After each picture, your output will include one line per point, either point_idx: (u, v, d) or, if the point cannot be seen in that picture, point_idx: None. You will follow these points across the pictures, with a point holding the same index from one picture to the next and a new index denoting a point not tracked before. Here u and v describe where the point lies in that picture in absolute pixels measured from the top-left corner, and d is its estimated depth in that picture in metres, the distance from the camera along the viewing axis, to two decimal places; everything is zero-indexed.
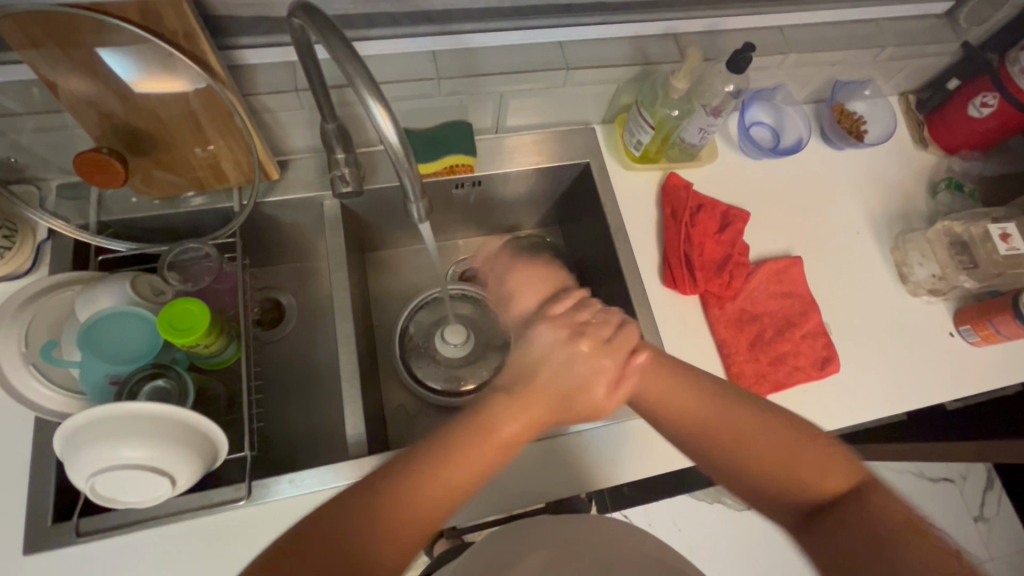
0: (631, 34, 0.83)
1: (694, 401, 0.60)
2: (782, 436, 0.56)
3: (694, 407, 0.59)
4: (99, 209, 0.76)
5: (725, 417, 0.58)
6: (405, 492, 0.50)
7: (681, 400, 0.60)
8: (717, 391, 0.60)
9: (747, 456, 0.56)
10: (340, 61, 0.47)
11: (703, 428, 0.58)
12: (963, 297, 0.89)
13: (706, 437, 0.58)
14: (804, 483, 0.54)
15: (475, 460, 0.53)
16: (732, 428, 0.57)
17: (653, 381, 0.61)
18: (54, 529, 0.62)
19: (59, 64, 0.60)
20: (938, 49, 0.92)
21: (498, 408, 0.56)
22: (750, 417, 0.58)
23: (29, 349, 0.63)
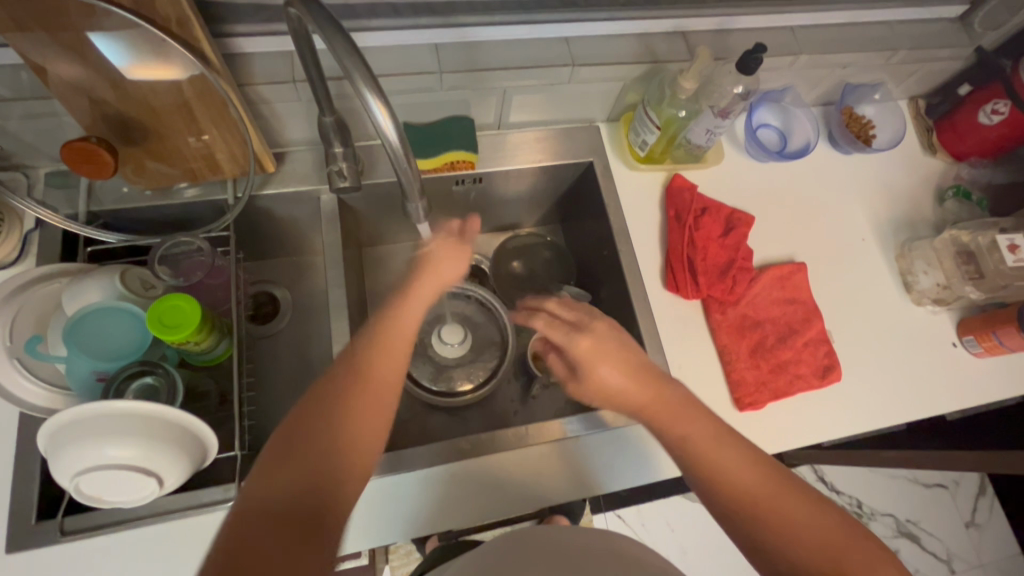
0: (640, 30, 0.81)
1: (749, 472, 0.59)
2: (828, 522, 0.57)
3: (750, 478, 0.59)
4: (89, 198, 0.74)
5: (778, 493, 0.58)
6: (337, 433, 0.53)
7: (737, 471, 0.59)
8: (773, 466, 0.60)
9: (794, 535, 0.55)
10: (338, 53, 0.44)
11: (756, 501, 0.57)
12: (967, 307, 0.88)
13: (755, 510, 0.57)
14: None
15: (382, 397, 0.57)
16: (775, 504, 0.57)
17: (703, 439, 0.61)
18: (38, 527, 0.60)
19: (48, 49, 0.58)
20: (951, 54, 0.90)
21: (376, 354, 0.59)
22: (799, 496, 0.58)
23: (14, 343, 0.61)
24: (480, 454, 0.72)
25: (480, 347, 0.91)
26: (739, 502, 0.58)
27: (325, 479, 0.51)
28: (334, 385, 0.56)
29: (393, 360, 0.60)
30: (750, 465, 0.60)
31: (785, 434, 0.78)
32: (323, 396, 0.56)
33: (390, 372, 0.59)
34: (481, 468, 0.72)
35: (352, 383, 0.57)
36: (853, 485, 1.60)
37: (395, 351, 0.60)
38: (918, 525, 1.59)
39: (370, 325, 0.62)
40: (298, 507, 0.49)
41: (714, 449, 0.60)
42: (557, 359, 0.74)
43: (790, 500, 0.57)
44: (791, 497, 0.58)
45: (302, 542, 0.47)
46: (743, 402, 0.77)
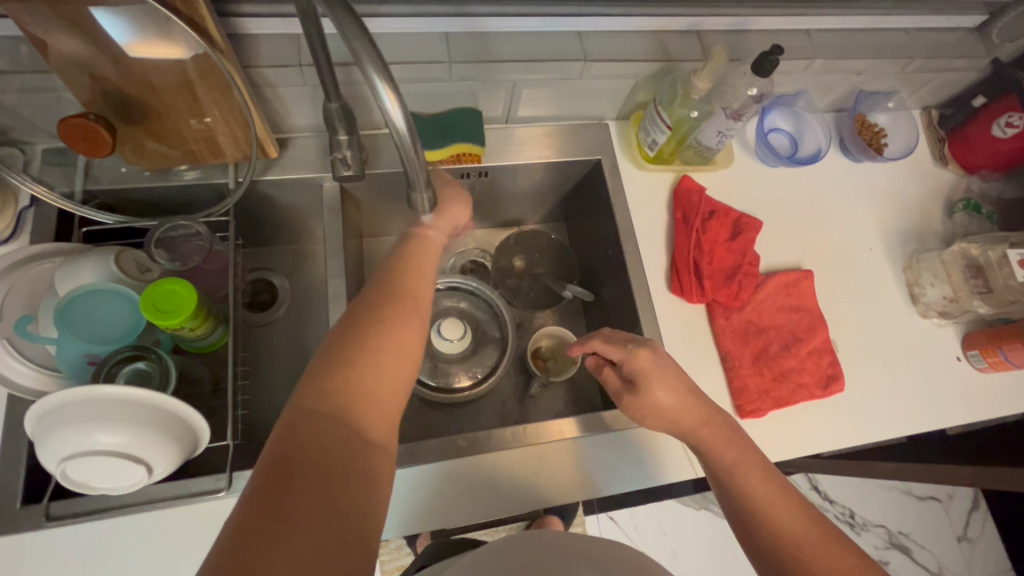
0: (654, 28, 0.79)
1: (807, 532, 0.59)
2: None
3: (800, 530, 0.59)
4: (86, 177, 0.72)
5: (833, 556, 0.57)
6: (382, 343, 0.53)
7: (787, 520, 0.60)
8: (820, 517, 0.61)
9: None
10: (345, 34, 0.42)
11: (809, 557, 0.57)
12: (973, 321, 0.87)
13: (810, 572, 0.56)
14: None
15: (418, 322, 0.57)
16: (818, 551, 0.58)
17: (761, 490, 0.62)
18: (23, 511, 0.59)
19: (48, 22, 0.56)
20: (967, 64, 0.89)
21: (406, 284, 0.59)
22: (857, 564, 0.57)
23: (4, 323, 0.59)
24: (475, 452, 0.71)
25: (480, 344, 0.90)
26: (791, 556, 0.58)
27: (372, 390, 0.51)
28: (371, 308, 0.56)
29: (421, 291, 0.60)
30: (802, 519, 0.60)
31: (785, 443, 0.77)
32: (363, 316, 0.55)
33: (421, 304, 0.59)
34: (475, 466, 0.71)
35: (389, 307, 0.56)
36: (846, 494, 1.59)
37: (421, 285, 0.61)
38: (909, 537, 1.59)
39: (392, 261, 0.62)
40: (334, 460, 0.45)
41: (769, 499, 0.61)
42: (612, 372, 0.70)
43: (833, 554, 0.57)
44: (834, 551, 0.58)
45: (354, 445, 0.47)
46: (745, 410, 0.76)
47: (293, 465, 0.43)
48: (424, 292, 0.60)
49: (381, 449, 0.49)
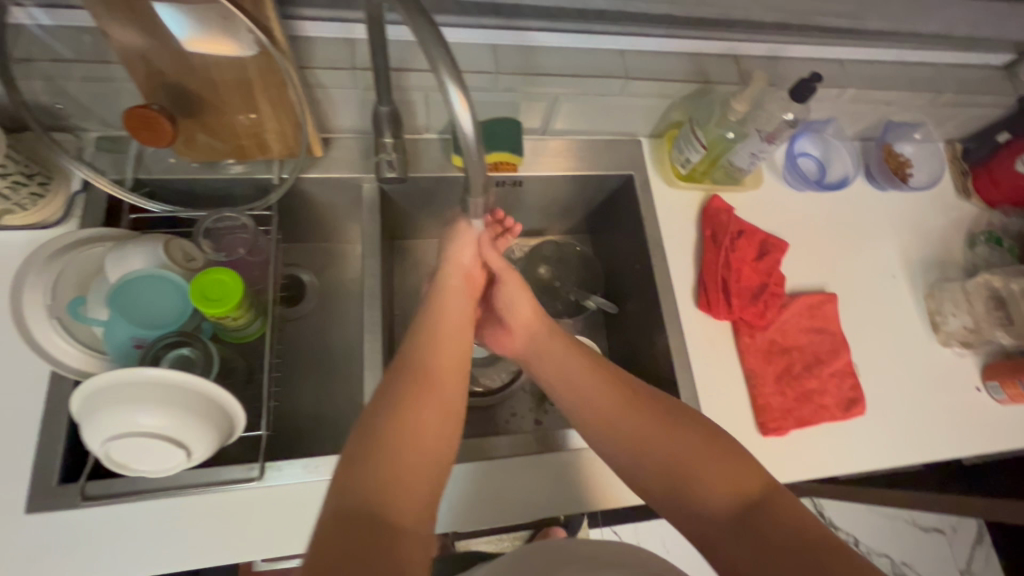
0: (694, 50, 0.82)
1: (659, 433, 0.60)
2: (749, 479, 0.56)
3: (607, 402, 0.63)
4: (136, 164, 0.74)
5: (693, 453, 0.58)
6: (409, 417, 0.56)
7: (595, 394, 0.64)
8: (633, 391, 0.64)
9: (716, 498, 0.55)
10: (423, 43, 0.45)
11: (675, 463, 0.58)
12: (993, 352, 0.88)
13: (681, 484, 0.57)
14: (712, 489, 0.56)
15: (439, 394, 0.59)
16: (619, 417, 0.62)
17: (609, 406, 0.63)
18: (59, 490, 0.60)
19: (118, 16, 0.58)
20: (993, 101, 0.91)
21: (426, 356, 0.62)
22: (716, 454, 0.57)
23: (56, 304, 0.61)
24: (500, 455, 0.73)
25: None
26: (658, 471, 0.59)
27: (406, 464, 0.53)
28: (389, 389, 0.59)
29: (444, 362, 0.63)
30: (653, 423, 0.61)
31: (805, 463, 0.77)
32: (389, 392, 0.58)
33: (444, 375, 0.61)
34: (502, 469, 0.73)
35: (406, 385, 0.59)
36: (851, 521, 1.59)
37: (443, 355, 0.63)
38: (913, 568, 1.58)
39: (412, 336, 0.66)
40: (365, 544, 0.46)
41: (620, 415, 0.63)
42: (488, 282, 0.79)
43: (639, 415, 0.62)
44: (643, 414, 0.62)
45: (387, 530, 0.47)
46: (768, 428, 0.77)
47: (327, 559, 0.44)
48: (448, 363, 0.63)
49: (410, 534, 0.49)
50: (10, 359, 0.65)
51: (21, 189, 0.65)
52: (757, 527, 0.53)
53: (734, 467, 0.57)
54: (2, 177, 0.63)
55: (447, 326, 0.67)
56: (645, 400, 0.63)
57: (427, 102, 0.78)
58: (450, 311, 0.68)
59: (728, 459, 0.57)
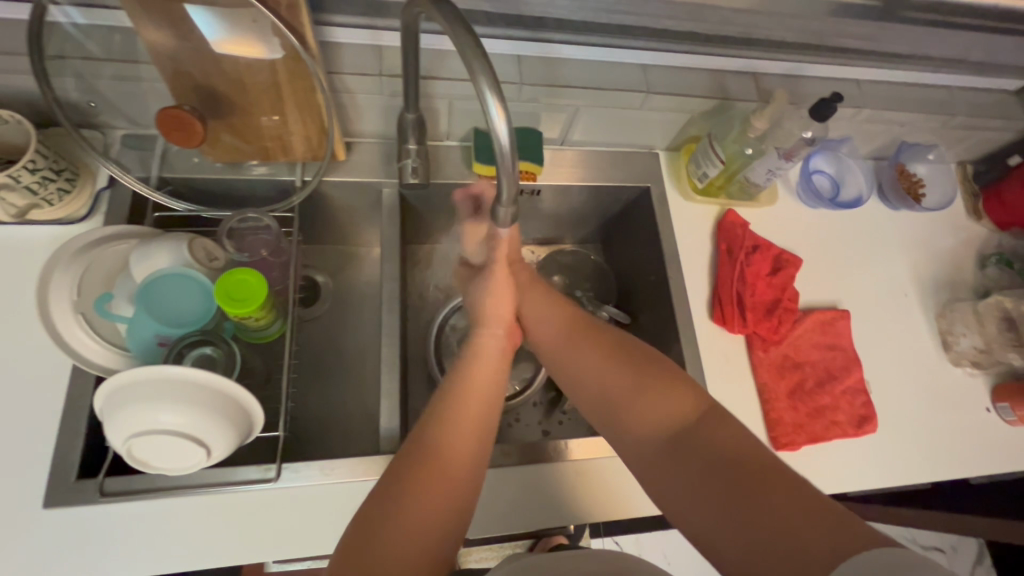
0: (715, 67, 0.83)
1: (602, 361, 0.62)
2: (684, 401, 0.56)
3: (556, 330, 0.67)
4: (161, 164, 0.75)
5: (635, 386, 0.58)
6: (412, 500, 0.51)
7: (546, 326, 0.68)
8: (583, 323, 0.67)
9: (652, 426, 0.56)
10: (463, 55, 0.46)
11: (617, 392, 0.59)
12: (1003, 373, 0.89)
13: (619, 407, 0.59)
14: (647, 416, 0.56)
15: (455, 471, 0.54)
16: (567, 346, 0.66)
17: (559, 339, 0.66)
18: (78, 485, 0.60)
19: (154, 18, 0.59)
20: (1005, 124, 0.93)
21: (448, 434, 0.55)
22: (656, 382, 0.58)
23: (81, 300, 0.62)
24: (513, 461, 0.73)
25: (517, 356, 0.92)
26: (601, 399, 0.60)
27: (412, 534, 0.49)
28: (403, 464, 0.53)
29: (465, 434, 0.56)
30: (602, 358, 0.62)
31: (817, 478, 0.78)
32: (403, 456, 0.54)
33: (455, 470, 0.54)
34: (518, 476, 0.73)
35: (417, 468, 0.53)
36: None
37: (465, 429, 0.56)
38: None
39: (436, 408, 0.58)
40: None
41: (565, 348, 0.66)
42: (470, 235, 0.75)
43: (585, 349, 0.64)
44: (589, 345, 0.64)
45: None
46: (780, 442, 0.77)
47: None
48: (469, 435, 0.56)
49: None
50: (32, 353, 0.65)
51: (50, 185, 0.66)
52: (688, 446, 0.53)
53: (673, 392, 0.57)
54: (33, 172, 0.63)
55: (475, 391, 0.60)
56: (599, 336, 0.65)
57: (451, 109, 0.79)
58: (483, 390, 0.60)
59: (660, 383, 0.58)
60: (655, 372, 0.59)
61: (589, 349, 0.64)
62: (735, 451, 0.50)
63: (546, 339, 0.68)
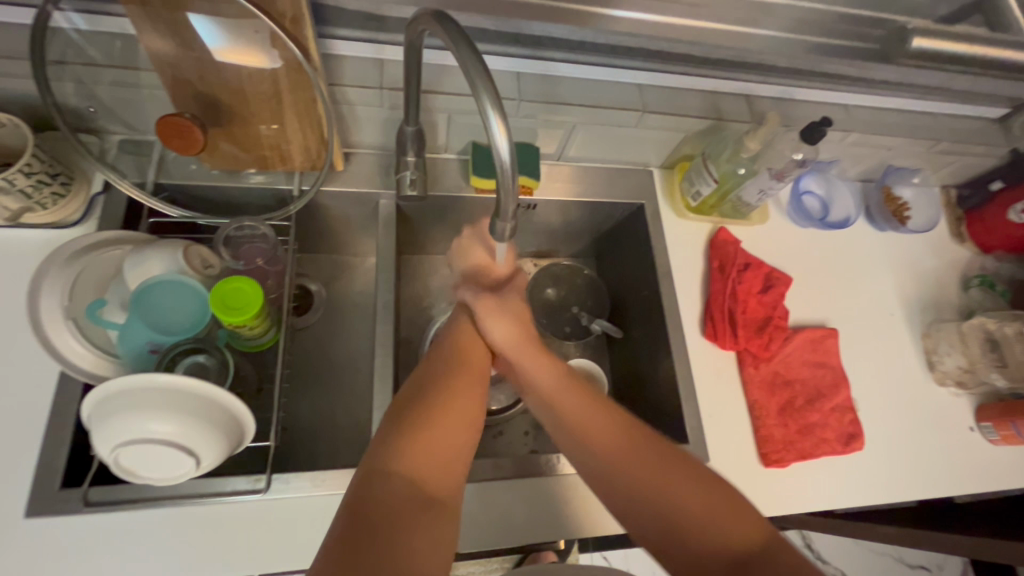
0: (709, 88, 0.85)
1: (652, 469, 0.59)
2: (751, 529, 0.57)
3: (596, 425, 0.63)
4: (158, 170, 0.75)
5: (690, 497, 0.58)
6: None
7: (584, 418, 0.64)
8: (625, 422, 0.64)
9: (701, 541, 0.56)
10: (467, 70, 0.46)
11: (673, 509, 0.58)
12: (987, 393, 0.91)
13: (671, 521, 0.58)
14: (705, 533, 0.56)
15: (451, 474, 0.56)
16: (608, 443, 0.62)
17: (598, 436, 0.63)
18: (62, 494, 0.59)
19: (156, 26, 0.59)
20: (987, 151, 0.96)
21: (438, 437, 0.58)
22: (720, 500, 0.58)
23: (73, 305, 0.61)
24: (502, 477, 0.73)
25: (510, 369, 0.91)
26: (650, 513, 0.59)
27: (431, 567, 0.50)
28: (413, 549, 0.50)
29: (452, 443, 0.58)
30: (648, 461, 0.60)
31: (806, 496, 0.78)
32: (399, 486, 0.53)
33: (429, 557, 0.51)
34: (509, 490, 0.73)
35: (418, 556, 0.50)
36: (840, 555, 1.59)
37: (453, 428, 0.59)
38: None
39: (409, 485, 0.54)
40: None
41: (603, 446, 0.62)
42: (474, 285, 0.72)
43: (630, 452, 0.61)
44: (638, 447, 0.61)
45: None
46: (770, 459, 0.78)
47: None
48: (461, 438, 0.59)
49: None
50: (19, 358, 0.64)
51: (44, 189, 0.66)
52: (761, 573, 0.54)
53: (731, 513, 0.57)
54: (28, 176, 0.63)
55: (460, 402, 0.61)
56: (640, 436, 0.62)
57: (451, 123, 0.80)
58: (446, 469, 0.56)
59: (720, 503, 0.57)
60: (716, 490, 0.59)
61: (634, 453, 0.61)
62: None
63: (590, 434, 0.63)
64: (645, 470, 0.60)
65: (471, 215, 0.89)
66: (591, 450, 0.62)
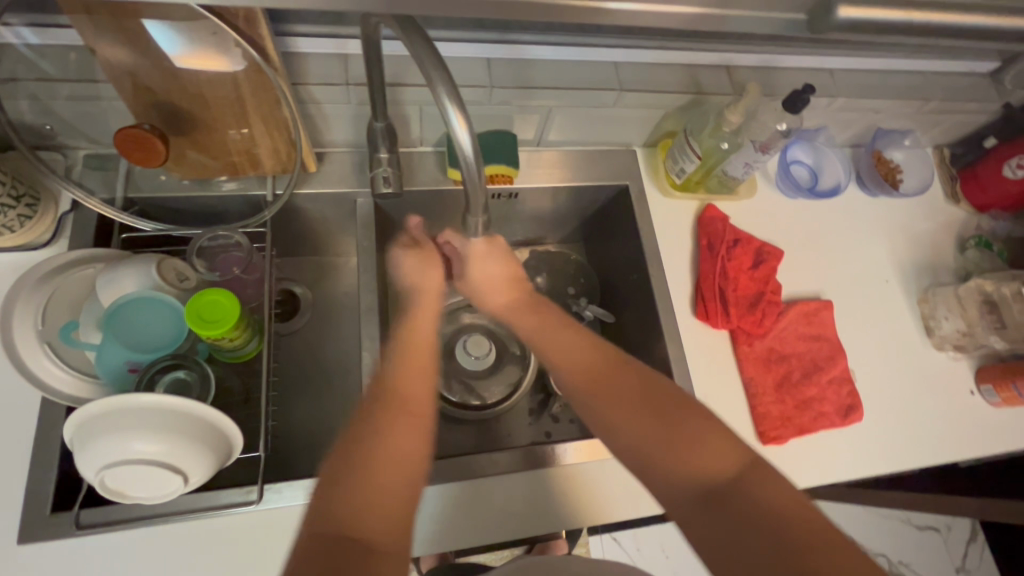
0: (687, 62, 0.82)
1: (646, 405, 0.59)
2: (726, 455, 0.55)
3: (591, 367, 0.64)
4: (127, 183, 0.73)
5: (676, 429, 0.57)
6: (365, 493, 0.52)
7: (580, 361, 0.65)
8: (617, 361, 0.64)
9: (695, 470, 0.55)
10: (422, 64, 0.45)
11: (664, 436, 0.57)
12: (986, 355, 0.89)
13: (664, 452, 0.56)
14: (703, 460, 0.55)
15: (420, 422, 0.59)
16: (604, 384, 0.62)
17: (596, 376, 0.63)
18: (53, 519, 0.58)
19: (108, 35, 0.57)
20: (979, 107, 0.93)
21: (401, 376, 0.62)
22: (700, 431, 0.57)
23: (47, 329, 0.60)
24: (495, 472, 0.72)
25: (503, 361, 0.90)
26: (641, 442, 0.58)
27: (381, 499, 0.52)
28: (348, 465, 0.54)
29: (415, 394, 0.61)
30: (644, 398, 0.60)
31: (806, 471, 0.78)
32: (358, 431, 0.57)
33: (387, 471, 0.54)
34: (505, 487, 0.72)
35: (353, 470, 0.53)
36: (848, 522, 1.60)
37: (417, 376, 0.63)
38: (909, 566, 1.59)
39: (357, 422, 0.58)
40: None
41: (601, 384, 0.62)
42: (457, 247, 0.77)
43: (630, 390, 0.61)
44: (633, 388, 0.61)
45: None
46: (768, 436, 0.77)
47: None
48: (423, 392, 0.62)
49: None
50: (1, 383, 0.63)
51: (10, 212, 0.64)
52: (754, 492, 0.52)
53: (723, 438, 0.56)
54: None
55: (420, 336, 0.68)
56: (637, 378, 0.62)
57: (423, 115, 0.78)
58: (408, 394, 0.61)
59: (708, 435, 0.56)
60: (691, 419, 0.58)
61: (633, 391, 0.61)
62: (795, 517, 0.50)
63: (576, 367, 0.64)
64: (643, 410, 0.59)
65: (452, 208, 0.87)
66: (593, 390, 0.62)
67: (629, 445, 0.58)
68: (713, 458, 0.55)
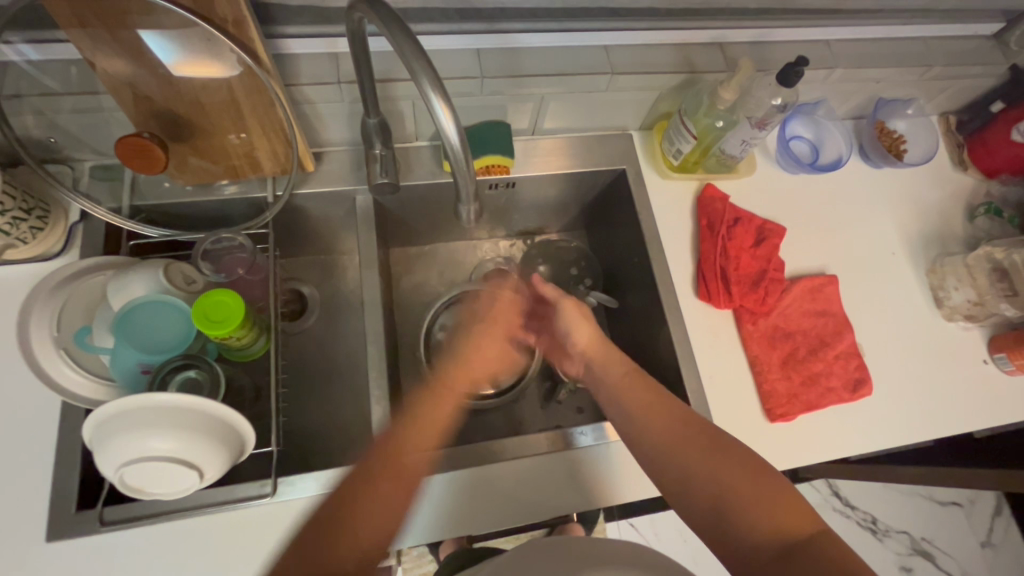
0: (678, 42, 0.82)
1: (717, 463, 0.59)
2: (800, 517, 0.55)
3: (664, 423, 0.63)
4: (132, 192, 0.75)
5: (748, 488, 0.57)
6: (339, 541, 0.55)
7: (653, 416, 0.64)
8: (690, 417, 0.64)
9: (766, 531, 0.55)
10: (403, 54, 0.45)
11: (734, 494, 0.57)
12: (999, 324, 0.87)
13: (733, 514, 0.56)
14: (773, 521, 0.55)
15: (405, 475, 0.61)
16: (676, 439, 0.62)
17: (669, 432, 0.62)
18: (79, 517, 0.61)
19: (104, 46, 0.58)
20: (983, 71, 0.90)
21: (408, 437, 0.64)
22: (771, 493, 0.57)
23: (62, 334, 0.62)
24: (507, 457, 0.73)
25: None
26: (710, 499, 0.58)
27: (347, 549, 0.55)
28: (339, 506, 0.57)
29: (415, 450, 0.63)
30: (715, 455, 0.60)
31: (816, 447, 0.77)
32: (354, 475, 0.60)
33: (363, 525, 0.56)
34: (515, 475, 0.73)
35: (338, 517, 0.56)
36: (867, 500, 1.58)
37: (423, 435, 0.65)
38: (932, 543, 1.57)
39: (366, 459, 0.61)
40: None
41: (675, 440, 0.62)
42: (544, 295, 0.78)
43: (703, 449, 0.60)
44: (707, 447, 0.60)
45: None
46: (775, 414, 0.77)
47: None
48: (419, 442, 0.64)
49: None
50: (22, 391, 0.66)
51: (22, 224, 0.67)
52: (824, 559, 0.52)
53: (794, 503, 0.56)
54: (3, 214, 0.64)
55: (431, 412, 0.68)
56: (711, 433, 0.62)
57: (415, 110, 0.79)
58: (409, 442, 0.63)
59: (776, 494, 0.57)
60: (762, 480, 0.58)
61: (706, 450, 0.60)
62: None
63: (649, 423, 0.63)
64: (717, 469, 0.59)
65: (448, 200, 0.87)
66: (664, 448, 0.62)
67: (700, 505, 0.58)
68: (783, 519, 0.55)
